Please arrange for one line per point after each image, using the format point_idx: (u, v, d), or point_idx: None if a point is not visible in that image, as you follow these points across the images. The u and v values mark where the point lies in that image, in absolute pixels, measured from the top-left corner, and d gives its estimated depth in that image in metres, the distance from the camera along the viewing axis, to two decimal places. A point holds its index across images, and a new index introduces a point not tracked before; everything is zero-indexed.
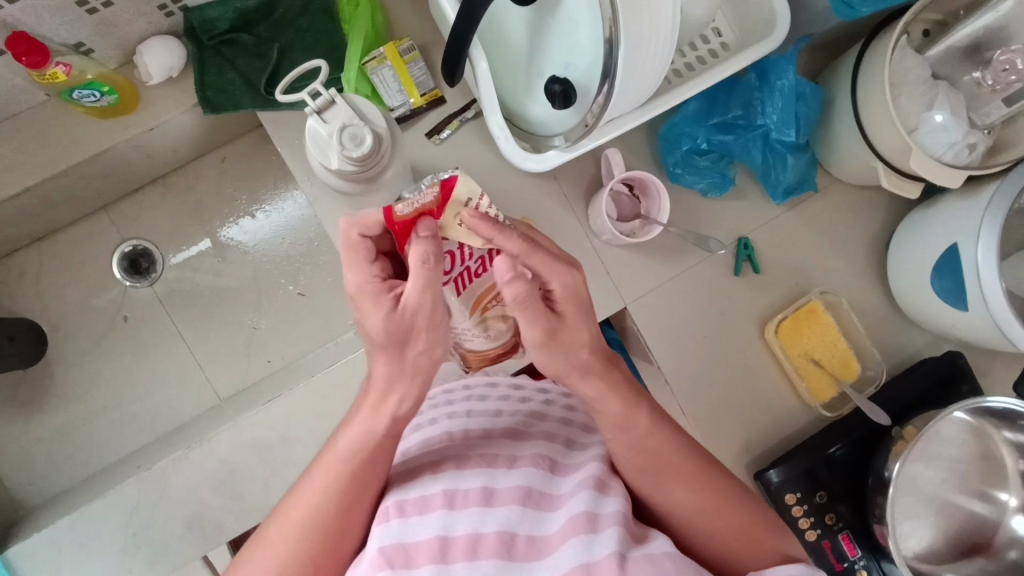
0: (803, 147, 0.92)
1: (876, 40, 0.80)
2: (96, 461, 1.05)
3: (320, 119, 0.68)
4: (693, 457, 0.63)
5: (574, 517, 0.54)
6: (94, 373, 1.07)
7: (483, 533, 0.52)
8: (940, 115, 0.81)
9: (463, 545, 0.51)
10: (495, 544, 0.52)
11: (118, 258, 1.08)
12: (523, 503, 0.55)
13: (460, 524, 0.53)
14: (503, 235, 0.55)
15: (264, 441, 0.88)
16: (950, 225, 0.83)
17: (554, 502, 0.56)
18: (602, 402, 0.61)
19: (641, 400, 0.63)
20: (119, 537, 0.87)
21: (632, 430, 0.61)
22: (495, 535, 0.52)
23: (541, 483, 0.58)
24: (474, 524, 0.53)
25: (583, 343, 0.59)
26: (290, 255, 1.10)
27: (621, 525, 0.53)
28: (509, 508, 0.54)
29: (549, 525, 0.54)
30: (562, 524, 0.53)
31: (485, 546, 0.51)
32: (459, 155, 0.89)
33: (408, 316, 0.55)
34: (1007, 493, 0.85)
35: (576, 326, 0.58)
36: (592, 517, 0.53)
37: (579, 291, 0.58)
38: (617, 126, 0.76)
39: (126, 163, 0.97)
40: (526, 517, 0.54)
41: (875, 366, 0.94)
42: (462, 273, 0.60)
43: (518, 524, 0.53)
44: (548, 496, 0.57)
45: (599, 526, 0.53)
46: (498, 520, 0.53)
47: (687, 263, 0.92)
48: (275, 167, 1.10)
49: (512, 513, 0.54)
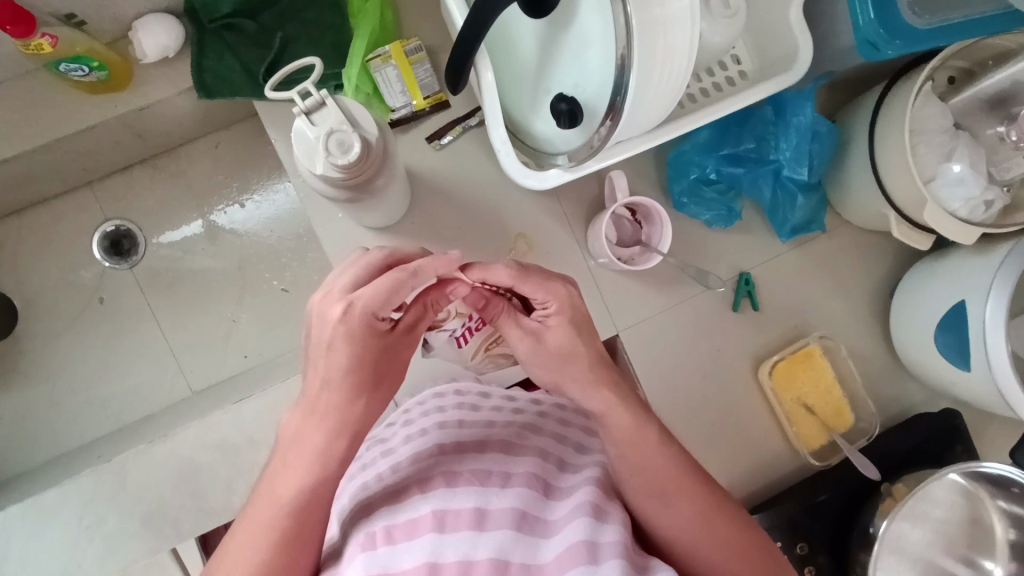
0: (814, 186, 0.89)
1: (897, 84, 0.78)
2: (60, 444, 1.01)
3: (308, 120, 0.64)
4: (694, 469, 0.60)
5: (572, 545, 0.48)
6: (66, 353, 1.04)
7: (475, 559, 0.46)
8: (959, 166, 0.78)
9: (454, 572, 0.46)
10: (488, 571, 0.46)
11: (100, 237, 1.05)
12: (517, 529, 0.49)
13: (450, 549, 0.47)
14: (494, 270, 0.59)
15: (231, 441, 0.84)
16: (959, 282, 0.80)
17: (551, 528, 0.51)
18: (609, 416, 0.60)
19: (650, 417, 0.61)
20: (69, 530, 0.83)
21: (641, 447, 0.58)
22: (489, 562, 0.46)
23: (533, 507, 0.52)
24: (465, 549, 0.47)
25: (581, 355, 0.61)
26: (277, 248, 1.07)
27: (623, 558, 0.47)
28: (502, 532, 0.48)
29: (545, 551, 0.48)
30: (560, 552, 0.48)
31: (478, 573, 0.46)
32: (459, 163, 0.87)
33: (388, 350, 0.58)
34: (993, 562, 0.83)
35: (569, 334, 0.61)
36: (593, 547, 0.47)
37: (576, 305, 0.61)
38: (627, 148, 0.72)
39: (114, 142, 0.94)
40: (519, 544, 0.48)
41: (869, 418, 0.90)
42: (463, 330, 0.77)
43: (511, 552, 0.47)
44: (541, 522, 0.51)
45: (601, 557, 0.47)
46: (492, 545, 0.47)
47: (684, 294, 0.90)
48: (270, 156, 1.07)
49: (505, 539, 0.48)
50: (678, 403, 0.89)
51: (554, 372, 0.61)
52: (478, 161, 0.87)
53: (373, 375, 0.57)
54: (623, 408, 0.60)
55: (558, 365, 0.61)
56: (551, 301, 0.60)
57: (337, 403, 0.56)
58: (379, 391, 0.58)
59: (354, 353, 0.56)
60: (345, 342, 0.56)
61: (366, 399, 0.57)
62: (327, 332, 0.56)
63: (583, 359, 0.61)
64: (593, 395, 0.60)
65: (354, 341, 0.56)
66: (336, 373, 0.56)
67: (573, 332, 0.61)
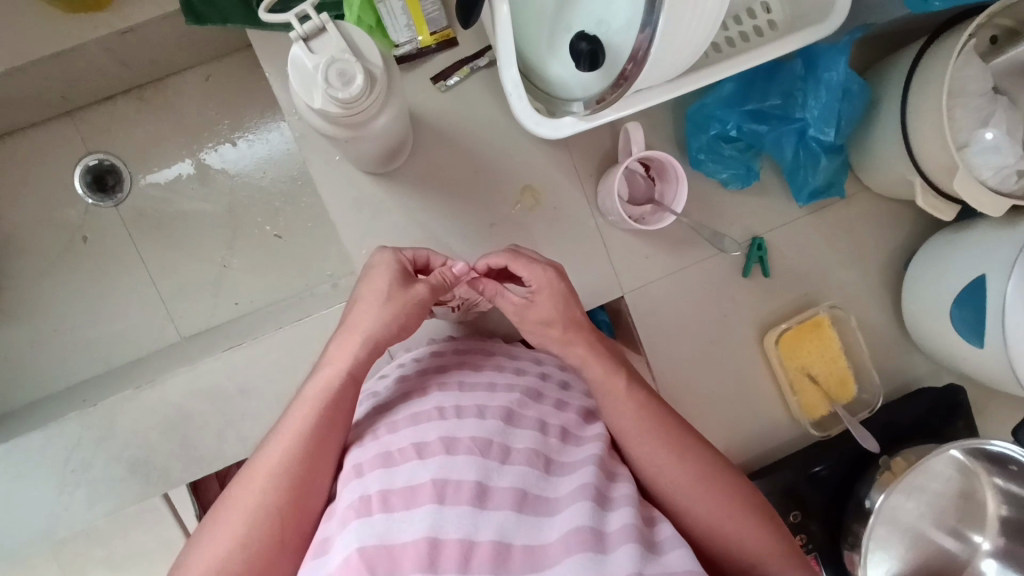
0: (839, 148, 0.85)
1: (937, 40, 0.73)
2: (43, 386, 0.99)
3: (306, 47, 0.59)
4: (684, 429, 0.60)
5: (577, 529, 0.46)
6: (50, 292, 1.00)
7: (478, 540, 0.45)
8: (992, 133, 0.73)
9: (456, 550, 0.44)
10: (489, 555, 0.44)
11: (82, 172, 1.00)
12: (518, 509, 0.48)
13: (451, 525, 0.45)
14: (491, 255, 0.66)
15: (220, 389, 0.82)
16: (980, 255, 0.76)
17: (552, 508, 0.49)
18: (586, 368, 0.62)
19: (622, 368, 0.62)
20: (54, 473, 0.81)
21: (609, 397, 0.60)
22: (491, 545, 0.45)
23: (536, 486, 0.50)
24: (467, 529, 0.45)
25: (556, 318, 0.64)
26: (270, 191, 1.02)
27: (634, 542, 0.46)
28: (503, 512, 0.47)
29: (547, 533, 0.47)
30: (563, 534, 0.46)
31: (480, 555, 0.44)
32: (465, 107, 0.83)
33: (403, 295, 0.63)
34: (982, 536, 0.82)
35: (545, 305, 0.64)
36: (600, 534, 0.46)
37: (552, 285, 0.64)
38: (647, 97, 0.67)
39: (97, 68, 0.87)
40: (520, 525, 0.47)
41: (871, 389, 0.89)
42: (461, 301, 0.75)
43: (514, 534, 0.46)
44: (544, 500, 0.50)
45: (610, 546, 0.45)
46: (493, 526, 0.46)
47: (694, 257, 0.86)
48: (264, 92, 1.01)
49: (506, 521, 0.47)
50: (680, 368, 0.87)
51: (539, 335, 0.65)
52: (484, 106, 0.83)
53: (387, 299, 0.62)
54: (594, 358, 0.63)
55: (542, 329, 0.65)
56: (533, 281, 0.65)
57: (363, 319, 0.62)
58: (392, 321, 0.62)
59: (379, 283, 0.63)
60: (377, 273, 0.64)
61: (380, 316, 0.62)
62: (368, 275, 0.65)
63: (559, 326, 0.64)
64: (570, 351, 0.63)
65: (381, 273, 0.64)
66: (365, 301, 0.63)
67: (554, 303, 0.64)
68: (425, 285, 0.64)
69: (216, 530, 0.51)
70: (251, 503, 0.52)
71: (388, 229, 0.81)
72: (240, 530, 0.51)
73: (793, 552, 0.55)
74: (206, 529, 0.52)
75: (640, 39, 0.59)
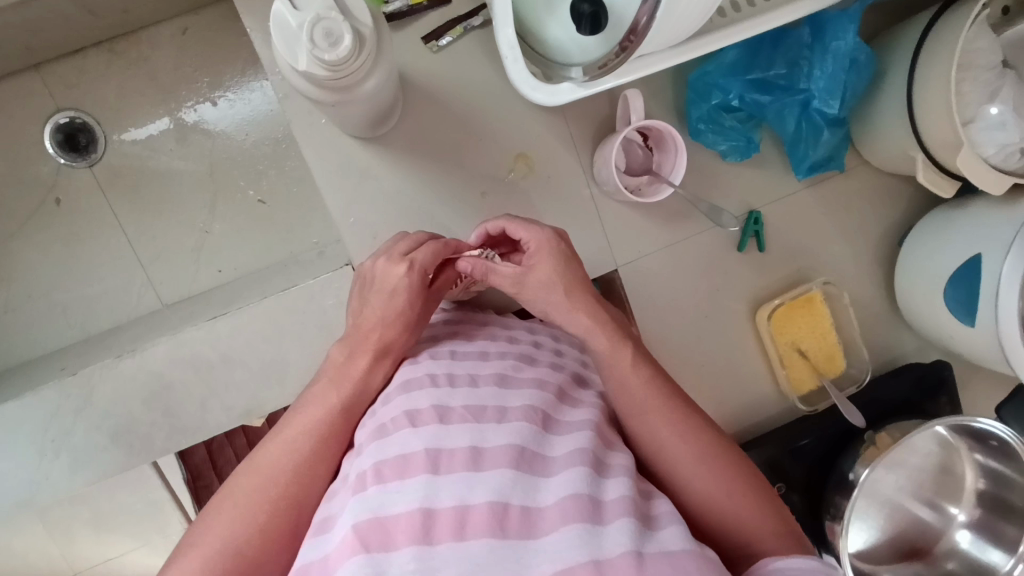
0: (842, 121, 0.83)
1: (950, 8, 0.70)
2: (18, 353, 0.96)
3: (290, 4, 0.55)
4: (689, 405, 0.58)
5: (574, 495, 0.44)
6: (24, 257, 0.96)
7: (472, 505, 0.43)
8: (997, 109, 0.72)
9: (451, 518, 0.42)
10: (487, 519, 0.42)
11: (52, 130, 0.95)
12: (516, 466, 0.46)
13: (445, 494, 0.44)
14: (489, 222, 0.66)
15: (204, 359, 0.80)
16: (978, 234, 0.76)
17: (549, 467, 0.48)
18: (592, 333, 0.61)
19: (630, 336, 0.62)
20: (35, 441, 0.80)
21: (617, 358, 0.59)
22: (486, 508, 0.43)
23: (533, 443, 0.49)
24: (460, 495, 0.44)
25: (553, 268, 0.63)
26: (253, 154, 0.98)
27: (631, 516, 0.44)
28: (499, 472, 0.46)
29: (545, 494, 0.45)
30: (561, 499, 0.44)
31: (474, 521, 0.42)
32: (458, 68, 0.79)
33: (418, 264, 0.63)
34: (958, 508, 0.83)
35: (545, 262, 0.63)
36: (597, 505, 0.44)
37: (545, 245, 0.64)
38: (649, 65, 0.63)
39: (63, 16, 0.81)
40: (518, 483, 0.45)
41: (860, 364, 0.89)
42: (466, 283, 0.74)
43: (510, 493, 0.44)
44: (541, 459, 0.48)
45: (607, 517, 0.43)
46: (491, 488, 0.44)
47: (688, 230, 0.85)
48: (244, 47, 0.96)
49: (504, 479, 0.45)
50: (670, 342, 0.86)
51: (545, 301, 0.63)
52: (478, 68, 0.79)
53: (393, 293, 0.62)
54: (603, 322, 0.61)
55: (544, 291, 0.63)
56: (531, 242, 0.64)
57: (381, 307, 0.61)
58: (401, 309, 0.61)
59: (387, 270, 0.63)
60: (380, 271, 0.64)
61: (393, 298, 0.62)
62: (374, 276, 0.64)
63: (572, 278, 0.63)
64: (575, 311, 0.62)
65: (386, 263, 0.64)
66: (382, 295, 0.62)
67: (552, 261, 0.63)
68: (417, 272, 0.63)
69: (222, 512, 0.51)
70: (257, 486, 0.51)
71: (376, 196, 0.79)
72: (243, 511, 0.50)
73: (795, 536, 0.51)
74: (212, 508, 0.51)
75: (641, 12, 0.57)
